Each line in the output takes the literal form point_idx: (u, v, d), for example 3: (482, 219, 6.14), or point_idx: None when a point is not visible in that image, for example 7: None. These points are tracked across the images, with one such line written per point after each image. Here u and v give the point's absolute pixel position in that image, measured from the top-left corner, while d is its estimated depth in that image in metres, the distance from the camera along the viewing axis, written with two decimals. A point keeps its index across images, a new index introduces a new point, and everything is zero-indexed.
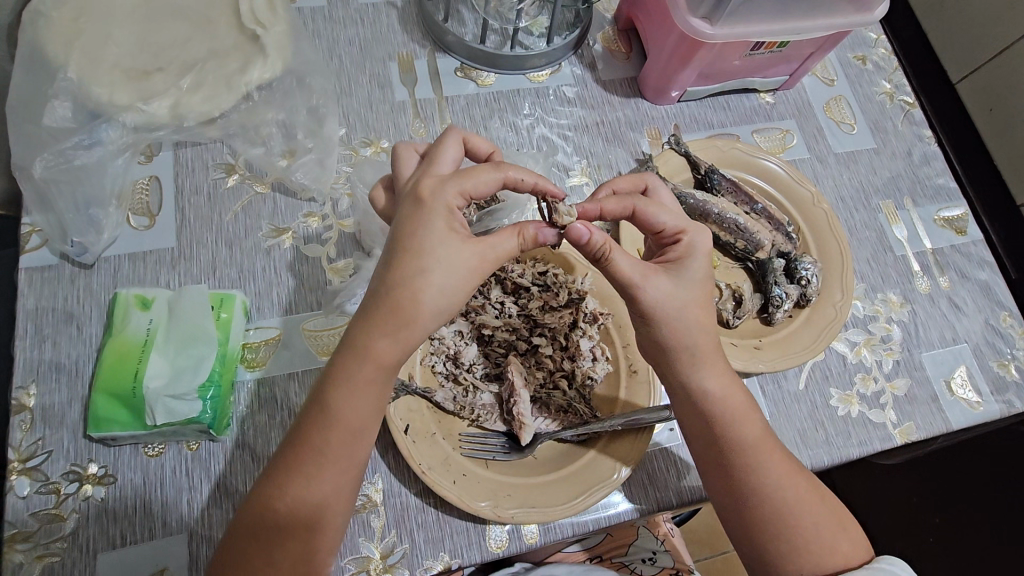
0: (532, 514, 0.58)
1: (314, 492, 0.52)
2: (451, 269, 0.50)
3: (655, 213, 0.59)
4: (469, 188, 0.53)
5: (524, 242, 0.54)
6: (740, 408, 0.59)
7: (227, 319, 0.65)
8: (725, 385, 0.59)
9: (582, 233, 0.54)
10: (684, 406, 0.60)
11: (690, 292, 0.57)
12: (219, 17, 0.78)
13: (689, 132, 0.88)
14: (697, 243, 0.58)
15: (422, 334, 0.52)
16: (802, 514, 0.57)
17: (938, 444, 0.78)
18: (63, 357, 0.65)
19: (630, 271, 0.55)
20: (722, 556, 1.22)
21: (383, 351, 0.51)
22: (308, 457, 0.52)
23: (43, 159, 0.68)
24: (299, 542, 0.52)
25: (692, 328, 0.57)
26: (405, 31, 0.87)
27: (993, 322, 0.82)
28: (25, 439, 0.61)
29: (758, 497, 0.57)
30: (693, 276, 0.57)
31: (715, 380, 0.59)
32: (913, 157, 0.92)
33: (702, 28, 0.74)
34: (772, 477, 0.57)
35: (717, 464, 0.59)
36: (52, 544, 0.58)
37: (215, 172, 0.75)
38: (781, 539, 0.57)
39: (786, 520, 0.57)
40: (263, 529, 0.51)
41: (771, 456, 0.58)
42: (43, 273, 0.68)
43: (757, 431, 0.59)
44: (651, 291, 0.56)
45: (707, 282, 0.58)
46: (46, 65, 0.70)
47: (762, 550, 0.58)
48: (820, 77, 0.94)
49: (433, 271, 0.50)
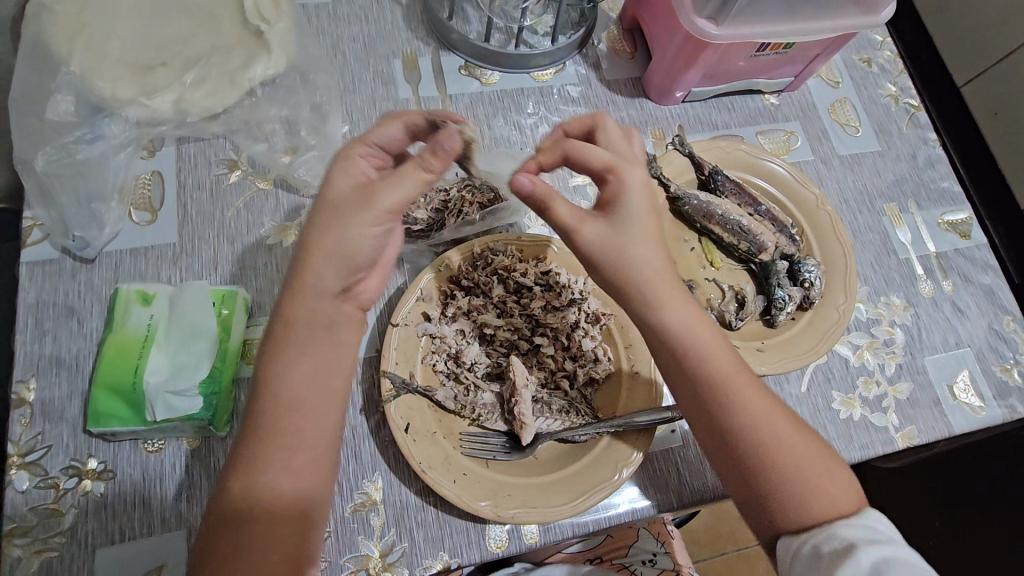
0: (532, 514, 0.58)
1: (291, 462, 0.52)
2: (334, 201, 0.54)
3: (585, 151, 0.57)
4: (372, 135, 0.58)
5: (428, 172, 0.54)
6: (735, 376, 0.56)
7: (228, 315, 0.65)
8: (717, 350, 0.57)
9: (523, 182, 0.55)
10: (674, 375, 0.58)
11: (626, 235, 0.55)
12: (222, 12, 0.77)
13: (692, 133, 0.88)
14: (629, 180, 0.56)
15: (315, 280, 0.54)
16: (805, 476, 0.54)
17: (940, 448, 0.78)
18: (63, 352, 0.64)
19: (571, 220, 0.56)
20: (721, 558, 1.23)
21: (299, 311, 0.54)
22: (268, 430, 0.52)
23: (45, 153, 0.67)
24: (269, 532, 0.50)
25: (643, 267, 0.55)
26: (410, 29, 0.87)
27: (996, 326, 0.82)
28: (24, 434, 0.61)
29: (759, 462, 0.54)
30: (633, 214, 0.55)
31: (706, 346, 0.56)
32: (917, 161, 0.91)
33: (707, 28, 0.73)
34: (772, 440, 0.54)
35: (713, 433, 0.56)
36: (50, 539, 0.57)
37: (218, 168, 0.75)
38: (783, 504, 0.53)
39: (790, 484, 0.53)
40: (237, 513, 0.50)
41: (770, 421, 0.55)
42: (43, 268, 0.68)
43: (756, 398, 0.56)
44: (586, 236, 0.56)
45: (649, 215, 0.56)
46: (49, 58, 0.70)
47: (765, 517, 0.54)
48: (825, 80, 0.93)
49: (321, 210, 0.54)
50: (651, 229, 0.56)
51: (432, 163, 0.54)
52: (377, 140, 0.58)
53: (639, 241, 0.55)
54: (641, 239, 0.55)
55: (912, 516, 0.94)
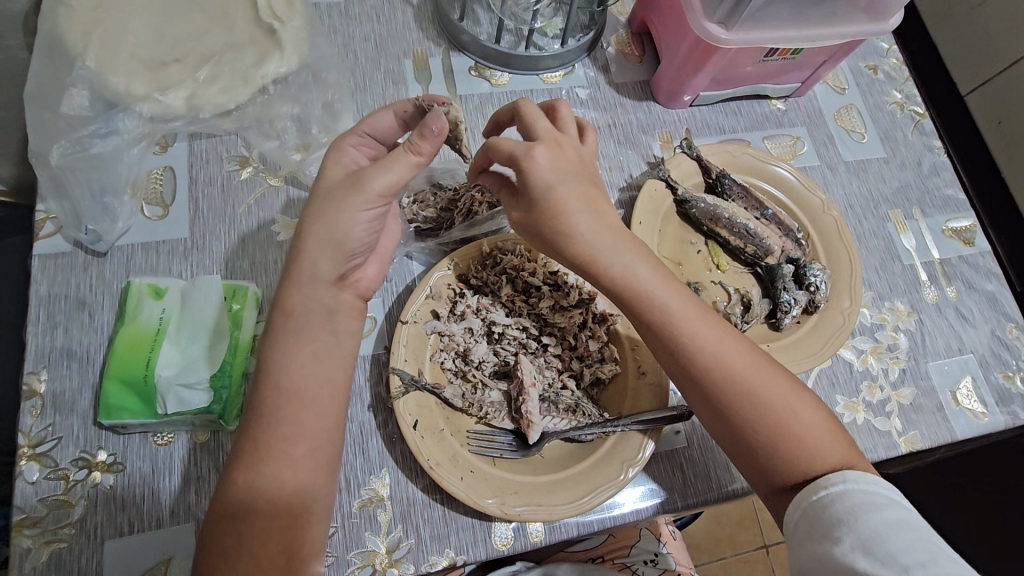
0: (538, 512, 0.58)
1: (295, 459, 0.53)
2: (326, 191, 0.56)
3: (529, 122, 0.61)
4: (363, 125, 0.61)
5: (413, 149, 0.55)
6: (715, 338, 0.60)
7: (238, 310, 0.65)
8: (695, 313, 0.60)
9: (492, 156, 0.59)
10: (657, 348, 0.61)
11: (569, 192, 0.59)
12: (237, 10, 0.78)
13: (700, 137, 0.88)
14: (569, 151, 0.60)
15: (311, 269, 0.56)
16: (790, 419, 0.58)
17: (942, 453, 0.78)
18: (74, 344, 0.65)
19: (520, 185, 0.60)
20: (720, 561, 1.24)
21: (295, 299, 0.56)
22: (273, 430, 0.53)
23: (59, 146, 0.68)
24: (269, 525, 0.51)
25: (586, 227, 0.59)
26: (420, 29, 0.87)
27: (999, 333, 0.83)
28: (35, 425, 0.61)
29: (747, 415, 0.58)
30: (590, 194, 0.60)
31: (684, 309, 0.60)
32: (922, 168, 0.92)
33: (717, 32, 0.74)
34: (755, 388, 0.58)
35: (700, 396, 0.60)
36: (60, 530, 0.58)
37: (230, 164, 0.76)
38: (774, 448, 0.57)
39: (777, 429, 0.57)
40: (238, 512, 0.51)
41: (749, 373, 0.59)
42: (55, 260, 0.68)
43: (736, 353, 0.59)
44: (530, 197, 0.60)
45: (584, 175, 0.60)
46: (64, 52, 0.70)
47: (762, 466, 0.58)
48: (831, 86, 0.94)
49: (313, 200, 0.56)
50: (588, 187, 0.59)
51: (420, 145, 0.55)
52: (367, 129, 0.61)
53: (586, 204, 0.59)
54: (579, 196, 0.59)
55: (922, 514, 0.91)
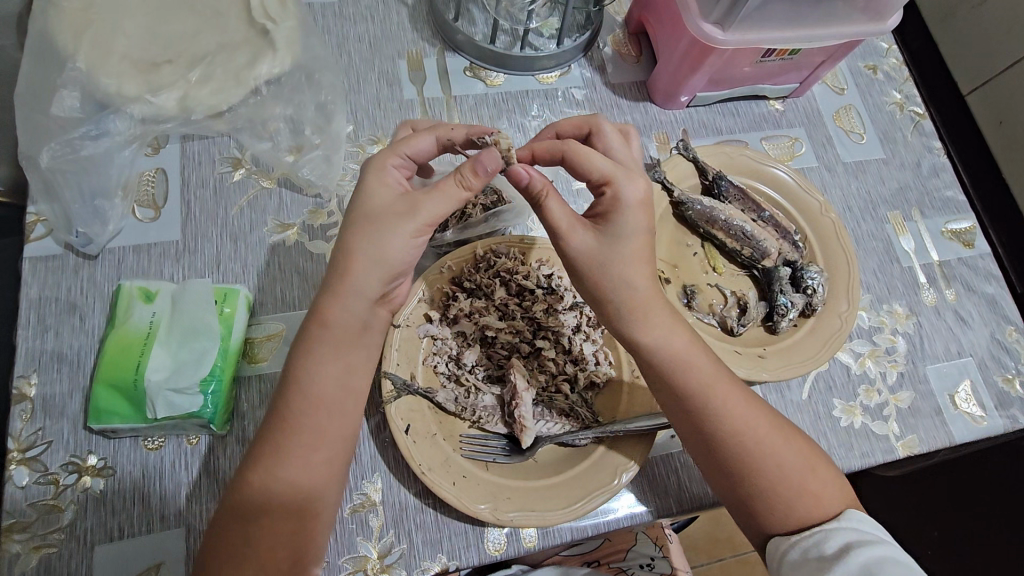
0: (530, 517, 0.58)
1: (295, 466, 0.52)
2: (377, 214, 0.53)
3: (587, 156, 0.58)
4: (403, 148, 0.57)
5: (466, 180, 0.53)
6: (735, 403, 0.58)
7: (230, 314, 0.64)
8: (715, 379, 0.59)
9: (520, 174, 0.57)
10: (672, 412, 0.60)
11: (614, 251, 0.56)
12: (230, 11, 0.77)
13: (697, 138, 0.88)
14: (623, 194, 0.57)
15: (360, 288, 0.54)
16: (805, 479, 0.57)
17: (941, 457, 0.78)
18: (65, 348, 0.65)
19: (558, 220, 0.57)
20: (718, 563, 1.23)
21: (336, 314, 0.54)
22: (281, 437, 0.53)
23: (50, 148, 0.67)
24: (276, 527, 0.51)
25: (619, 283, 0.56)
26: (415, 29, 0.87)
27: (999, 336, 0.82)
28: (25, 428, 0.61)
29: (760, 478, 0.57)
30: (626, 232, 0.56)
31: (703, 374, 0.58)
32: (921, 169, 0.91)
33: (714, 33, 0.73)
34: (772, 452, 0.57)
35: (701, 445, 0.59)
36: (49, 535, 0.57)
37: (222, 165, 0.76)
38: (786, 508, 0.57)
39: (790, 490, 0.57)
40: (241, 516, 0.51)
41: (766, 436, 0.58)
42: (47, 263, 0.68)
43: (754, 417, 0.58)
44: (574, 241, 0.57)
45: (642, 234, 0.57)
46: (54, 53, 0.70)
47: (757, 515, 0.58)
48: (830, 86, 0.93)
49: (362, 222, 0.53)
50: (639, 247, 0.57)
51: (473, 180, 0.53)
52: (408, 152, 0.58)
53: (625, 264, 0.56)
54: (627, 255, 0.56)
55: (913, 521, 0.92)
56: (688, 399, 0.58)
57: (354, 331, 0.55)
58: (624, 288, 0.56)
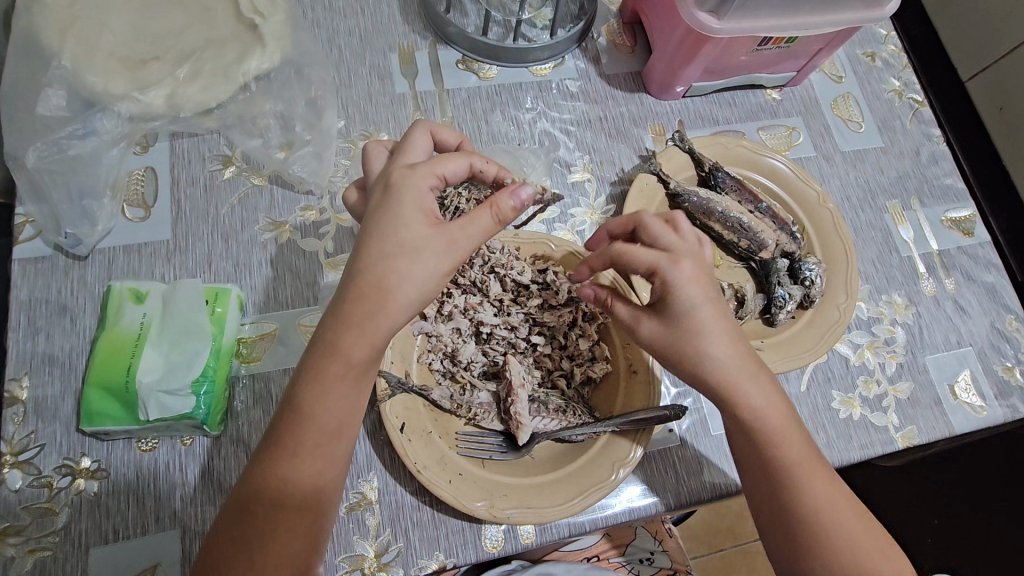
0: (527, 515, 0.57)
1: (301, 476, 0.51)
2: (415, 251, 0.50)
3: (628, 251, 0.59)
4: (442, 170, 0.54)
5: (500, 215, 0.52)
6: (806, 449, 0.58)
7: (221, 313, 0.64)
8: (804, 447, 0.58)
9: (588, 294, 0.63)
10: (754, 472, 0.59)
11: (681, 334, 0.57)
12: (217, 6, 0.76)
13: (693, 129, 0.86)
14: (672, 280, 0.56)
15: (389, 327, 0.51)
16: (875, 563, 0.56)
17: (940, 448, 0.77)
18: (56, 350, 0.64)
19: (632, 317, 0.60)
20: (720, 554, 1.23)
21: (346, 336, 0.50)
22: (276, 454, 0.51)
23: (36, 148, 0.67)
24: (288, 547, 0.50)
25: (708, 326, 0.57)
26: (406, 22, 0.85)
27: (999, 325, 0.81)
28: (17, 432, 0.61)
29: (824, 544, 0.56)
30: (683, 314, 0.56)
31: (793, 442, 0.58)
32: (920, 157, 0.90)
33: (709, 23, 0.72)
34: (832, 511, 0.57)
35: (759, 473, 0.59)
36: (44, 538, 0.57)
37: (212, 164, 0.75)
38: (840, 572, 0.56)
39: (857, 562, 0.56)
40: (247, 534, 0.50)
41: (844, 511, 0.57)
42: (36, 265, 0.67)
43: (828, 482, 0.58)
44: (645, 333, 0.59)
45: (704, 309, 0.57)
46: (39, 51, 0.69)
47: (791, 553, 0.58)
48: (828, 74, 0.92)
49: (398, 257, 0.49)
50: (718, 317, 0.57)
51: (510, 216, 0.52)
52: (444, 173, 0.54)
53: (702, 342, 0.57)
54: (696, 336, 0.57)
55: (912, 513, 0.92)
56: (774, 456, 0.57)
57: (370, 361, 0.52)
58: (711, 356, 0.57)
